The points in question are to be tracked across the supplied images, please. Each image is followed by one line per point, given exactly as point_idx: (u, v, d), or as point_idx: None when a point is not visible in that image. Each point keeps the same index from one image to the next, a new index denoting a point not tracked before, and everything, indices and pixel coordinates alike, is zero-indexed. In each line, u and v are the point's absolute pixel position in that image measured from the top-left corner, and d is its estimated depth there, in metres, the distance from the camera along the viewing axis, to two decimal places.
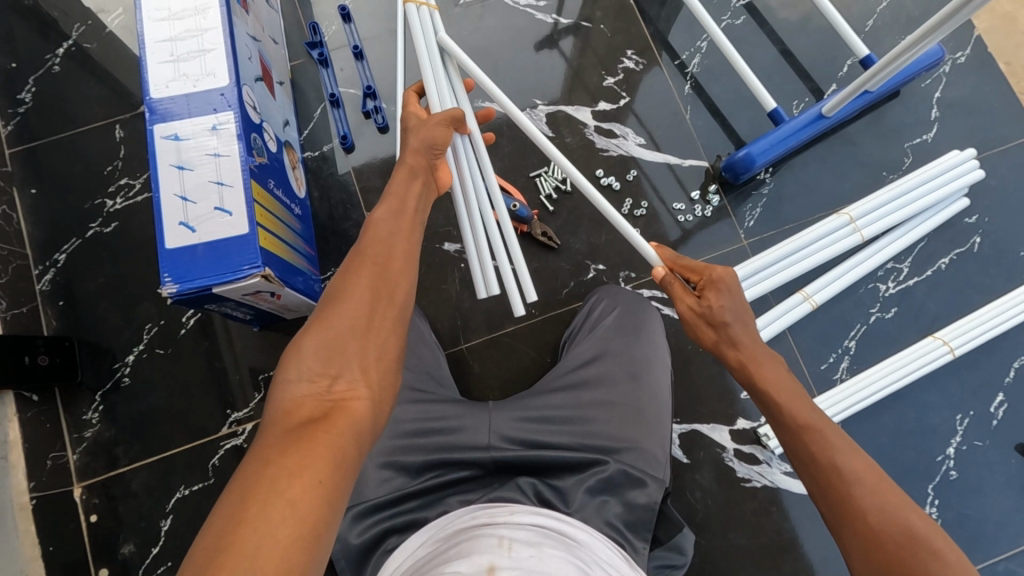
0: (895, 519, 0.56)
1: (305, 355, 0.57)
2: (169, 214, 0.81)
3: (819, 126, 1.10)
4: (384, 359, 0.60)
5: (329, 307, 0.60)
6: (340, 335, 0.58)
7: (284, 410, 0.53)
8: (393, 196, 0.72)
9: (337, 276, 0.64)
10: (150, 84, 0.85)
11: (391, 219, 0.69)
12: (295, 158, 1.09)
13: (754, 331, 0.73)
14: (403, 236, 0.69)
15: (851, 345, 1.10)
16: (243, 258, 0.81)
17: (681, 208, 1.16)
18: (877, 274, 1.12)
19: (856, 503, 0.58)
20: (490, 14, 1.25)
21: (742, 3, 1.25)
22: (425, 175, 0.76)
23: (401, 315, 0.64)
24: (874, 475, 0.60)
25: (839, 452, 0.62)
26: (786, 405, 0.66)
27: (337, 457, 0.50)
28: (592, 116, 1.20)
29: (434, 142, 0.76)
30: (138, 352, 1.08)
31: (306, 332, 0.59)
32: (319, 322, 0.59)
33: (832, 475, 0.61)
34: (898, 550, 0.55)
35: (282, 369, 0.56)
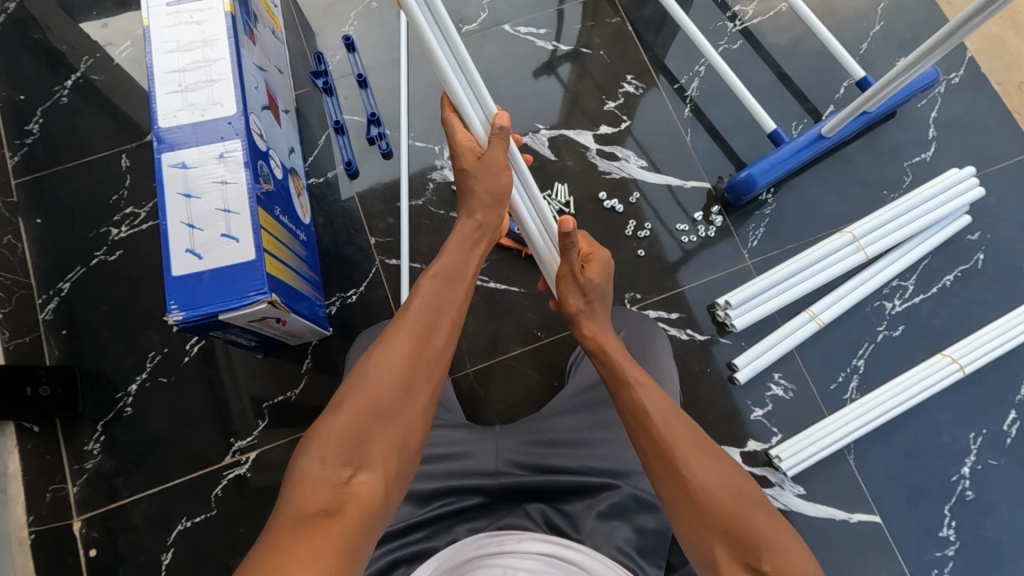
0: (677, 437, 0.64)
1: (332, 439, 0.58)
2: (177, 242, 0.81)
3: (818, 146, 1.11)
4: (404, 453, 0.62)
5: (365, 383, 0.63)
6: (370, 420, 0.61)
7: (300, 493, 0.54)
8: (442, 266, 0.76)
9: (378, 343, 0.67)
10: (159, 114, 0.86)
11: (434, 296, 0.72)
12: (300, 185, 1.09)
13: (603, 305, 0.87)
14: (447, 313, 0.72)
15: (859, 363, 1.09)
16: (249, 284, 0.81)
17: (684, 229, 1.16)
18: (883, 292, 1.12)
19: (654, 432, 0.65)
20: (491, 42, 1.27)
21: (738, 29, 1.28)
22: (487, 233, 0.82)
23: (430, 404, 0.66)
24: (670, 413, 0.67)
25: (644, 391, 0.70)
26: (626, 365, 0.75)
27: (345, 553, 0.51)
28: (594, 139, 1.21)
29: (499, 191, 0.81)
30: (142, 381, 1.07)
31: (336, 414, 0.60)
32: (349, 404, 0.61)
33: (637, 408, 0.68)
34: (681, 463, 0.61)
35: (305, 449, 0.58)
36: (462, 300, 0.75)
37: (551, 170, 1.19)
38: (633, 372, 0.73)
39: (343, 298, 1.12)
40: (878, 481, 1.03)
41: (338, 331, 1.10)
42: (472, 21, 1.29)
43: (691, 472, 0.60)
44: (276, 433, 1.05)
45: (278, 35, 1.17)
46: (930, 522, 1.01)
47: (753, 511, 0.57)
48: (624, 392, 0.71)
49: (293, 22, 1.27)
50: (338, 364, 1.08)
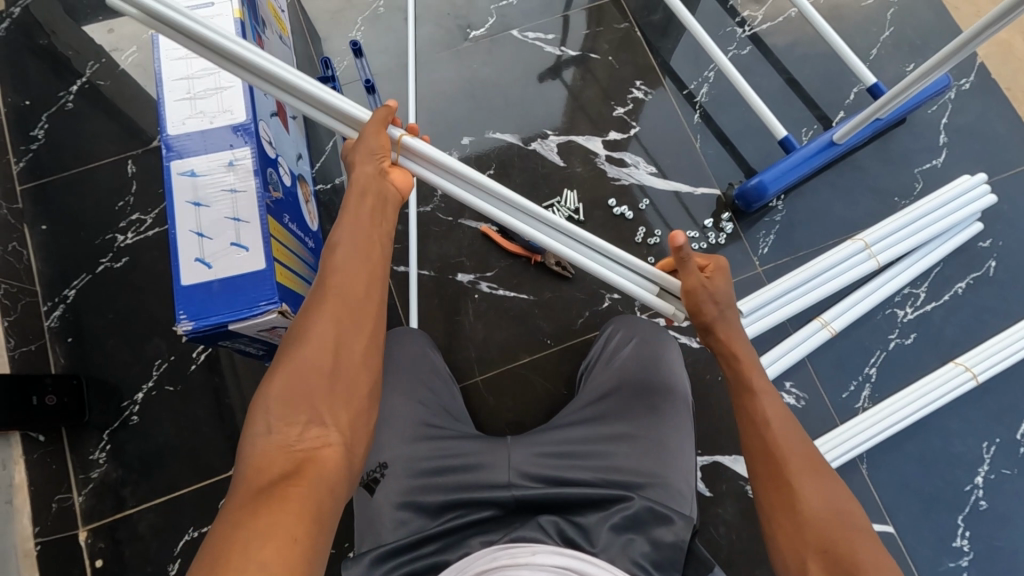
0: (793, 452, 0.63)
1: (274, 404, 0.55)
2: (185, 251, 0.81)
3: (829, 153, 1.10)
4: (351, 406, 0.58)
5: (295, 342, 0.58)
6: (312, 377, 0.57)
7: (254, 463, 0.52)
8: (354, 210, 0.67)
9: (306, 299, 0.62)
10: (167, 122, 0.86)
11: (351, 241, 0.65)
12: (308, 192, 1.09)
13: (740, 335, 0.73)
14: (371, 249, 0.66)
15: (871, 372, 1.08)
16: (259, 294, 0.80)
17: (694, 236, 1.15)
18: (894, 299, 1.11)
19: (769, 442, 0.64)
20: (500, 47, 1.27)
21: (747, 35, 1.27)
22: (378, 181, 0.70)
23: (369, 350, 0.61)
24: (792, 429, 0.65)
25: (765, 397, 0.68)
26: (755, 374, 0.70)
27: (312, 514, 0.49)
28: (603, 145, 1.20)
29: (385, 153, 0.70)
30: (148, 389, 1.06)
31: (269, 385, 0.56)
32: (282, 371, 0.56)
33: (756, 416, 0.66)
34: (792, 476, 0.61)
35: (247, 424, 0.55)
36: (383, 237, 0.68)
37: (560, 176, 1.18)
38: (757, 376, 0.69)
39: None
40: (890, 490, 1.02)
41: None
42: (480, 26, 1.28)
43: (797, 486, 0.60)
44: None
45: (286, 41, 1.17)
46: (944, 532, 1.00)
47: (859, 537, 0.56)
48: (743, 395, 0.69)
49: (300, 27, 1.26)
50: None
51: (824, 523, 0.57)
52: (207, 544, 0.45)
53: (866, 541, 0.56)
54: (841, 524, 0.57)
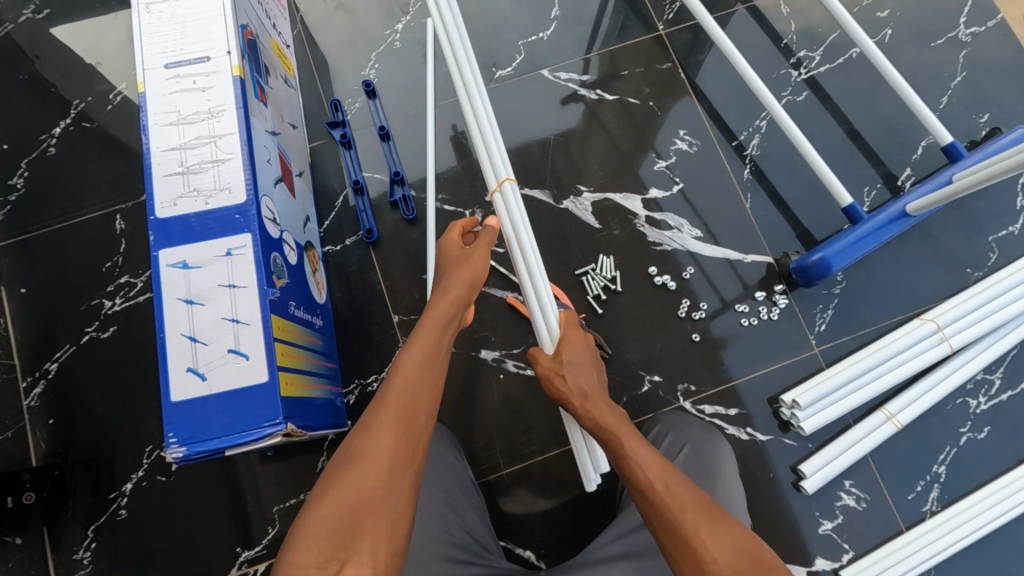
0: (686, 505, 0.57)
1: (318, 534, 0.47)
2: (176, 359, 0.70)
3: (901, 225, 0.97)
4: (394, 549, 0.50)
5: (348, 461, 0.52)
6: (359, 507, 0.50)
7: None
8: (424, 339, 0.63)
9: (359, 422, 0.56)
10: (156, 201, 0.74)
11: (420, 366, 0.61)
12: (316, 259, 0.97)
13: (595, 379, 0.73)
14: (434, 381, 0.61)
15: (940, 471, 0.97)
16: (261, 412, 0.69)
17: (744, 311, 1.03)
18: (966, 387, 1.00)
19: (662, 511, 0.57)
20: (528, 89, 1.14)
21: (803, 78, 1.14)
22: (457, 310, 0.69)
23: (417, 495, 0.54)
24: (666, 473, 0.60)
25: (643, 460, 0.62)
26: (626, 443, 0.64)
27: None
28: (643, 204, 1.08)
29: (476, 281, 0.71)
30: (138, 479, 0.95)
31: (317, 506, 0.49)
32: (335, 490, 0.50)
33: (641, 484, 0.60)
34: (694, 541, 0.54)
35: (282, 554, 0.46)
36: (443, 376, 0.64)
37: (595, 239, 1.06)
38: (625, 430, 0.66)
39: (363, 386, 0.99)
40: None
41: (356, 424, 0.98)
42: (507, 64, 1.16)
43: (700, 541, 0.54)
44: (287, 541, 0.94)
45: (291, 82, 1.05)
46: None
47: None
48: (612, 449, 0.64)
49: (306, 62, 1.14)
50: None
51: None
52: None
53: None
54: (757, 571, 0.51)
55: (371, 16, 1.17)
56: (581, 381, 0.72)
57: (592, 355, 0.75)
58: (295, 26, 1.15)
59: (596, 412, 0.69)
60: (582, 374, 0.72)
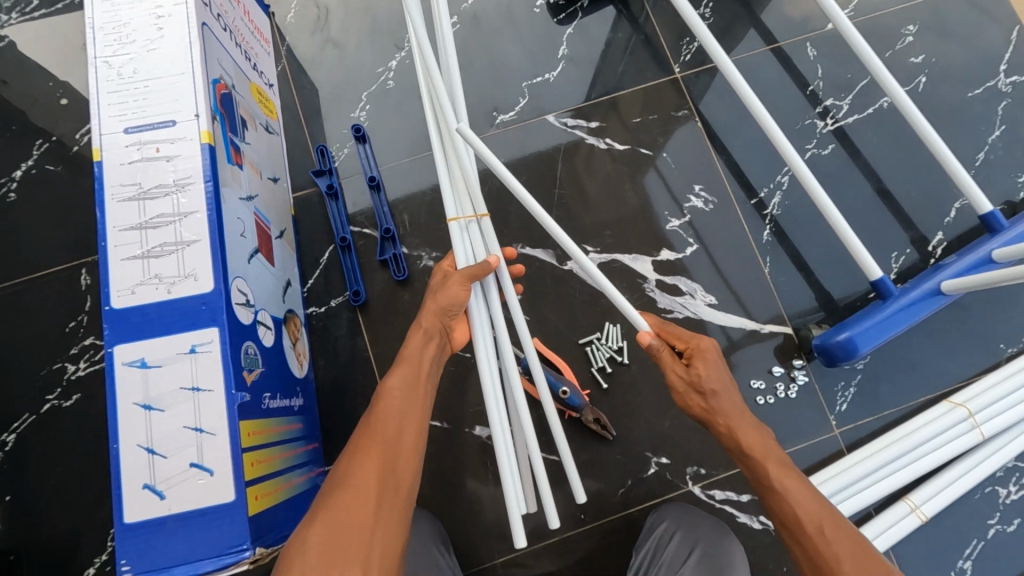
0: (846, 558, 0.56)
1: (310, 550, 0.53)
2: (132, 473, 0.62)
3: (934, 303, 0.90)
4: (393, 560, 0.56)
5: (335, 493, 0.58)
6: (343, 522, 0.56)
7: None
8: (407, 364, 0.70)
9: (342, 459, 0.62)
10: (112, 289, 0.66)
11: (402, 398, 0.66)
12: (297, 328, 0.89)
13: (733, 394, 0.69)
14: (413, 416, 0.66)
15: (967, 566, 0.91)
16: (226, 536, 0.62)
17: (760, 387, 0.96)
18: (996, 475, 0.93)
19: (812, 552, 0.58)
20: (531, 135, 1.06)
21: (830, 129, 1.06)
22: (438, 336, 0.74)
23: (411, 502, 0.61)
24: (824, 512, 0.60)
25: (798, 498, 0.61)
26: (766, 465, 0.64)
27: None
28: (653, 267, 1.00)
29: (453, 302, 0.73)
30: (100, 565, 0.88)
31: (313, 528, 0.55)
32: (323, 518, 0.56)
33: (791, 520, 0.60)
34: None
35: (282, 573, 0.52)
36: (427, 401, 0.69)
37: (601, 304, 0.98)
38: (772, 464, 0.63)
39: None
40: None
41: None
42: (509, 108, 1.07)
43: None
44: None
45: (273, 130, 0.96)
46: None
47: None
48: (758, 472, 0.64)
49: (293, 104, 1.06)
50: None
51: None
52: None
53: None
54: None
55: (363, 53, 1.09)
56: (720, 386, 0.69)
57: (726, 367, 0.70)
58: (281, 63, 1.07)
59: (748, 440, 0.66)
60: (725, 383, 0.69)
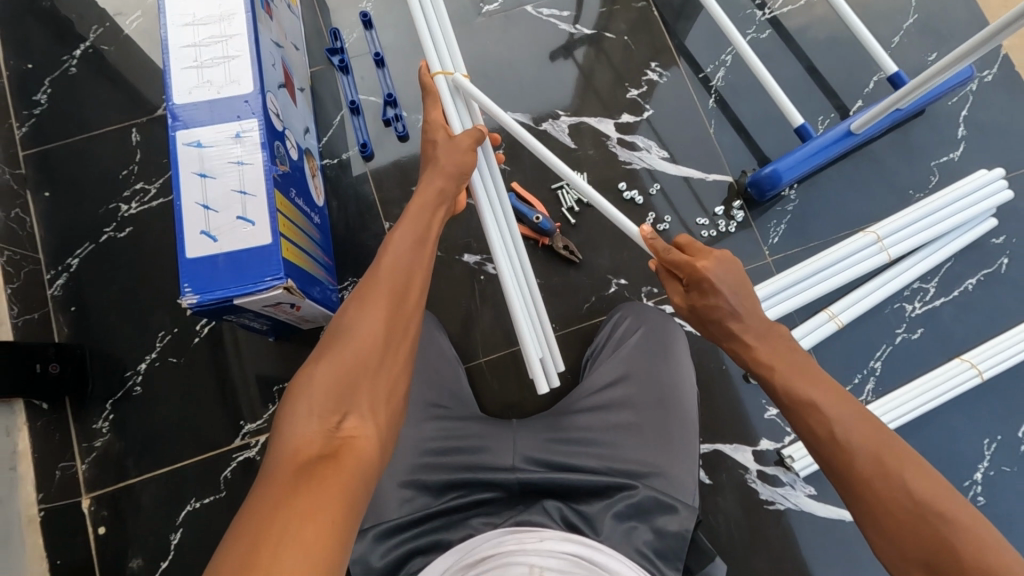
0: (869, 452, 0.56)
1: (316, 390, 0.56)
2: (191, 223, 0.79)
3: (846, 143, 1.09)
4: (392, 399, 0.61)
5: (341, 338, 0.61)
6: (352, 367, 0.59)
7: (289, 442, 0.52)
8: (411, 222, 0.74)
9: (348, 307, 0.64)
10: (174, 90, 0.84)
11: (406, 253, 0.70)
12: (315, 167, 1.07)
13: (747, 307, 0.71)
14: (419, 271, 0.70)
15: (876, 366, 1.08)
16: (265, 269, 0.79)
17: (703, 224, 1.15)
18: (903, 294, 1.11)
19: (837, 465, 0.57)
20: (512, 24, 1.25)
21: (767, 18, 1.24)
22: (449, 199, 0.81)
23: (410, 354, 0.65)
24: (851, 409, 0.60)
25: (820, 401, 0.61)
26: (783, 382, 0.65)
27: (348, 496, 0.49)
28: (615, 128, 1.20)
29: (463, 165, 0.83)
30: (151, 361, 1.06)
31: (319, 365, 0.58)
32: (328, 358, 0.59)
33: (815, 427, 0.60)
34: (869, 486, 0.55)
35: (290, 404, 0.55)
36: (429, 259, 0.73)
37: (570, 158, 1.18)
38: (786, 369, 0.66)
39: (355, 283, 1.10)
40: None
41: None
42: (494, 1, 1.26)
43: (879, 490, 0.54)
44: None
45: (294, 10, 1.14)
46: None
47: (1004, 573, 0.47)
48: (772, 380, 0.66)
49: None
50: None
51: (959, 560, 0.49)
52: (246, 510, 0.45)
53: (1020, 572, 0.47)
54: (934, 506, 0.52)
55: None
56: (729, 301, 0.70)
57: (739, 284, 0.71)
58: None
59: (759, 354, 0.69)
60: (734, 295, 0.70)
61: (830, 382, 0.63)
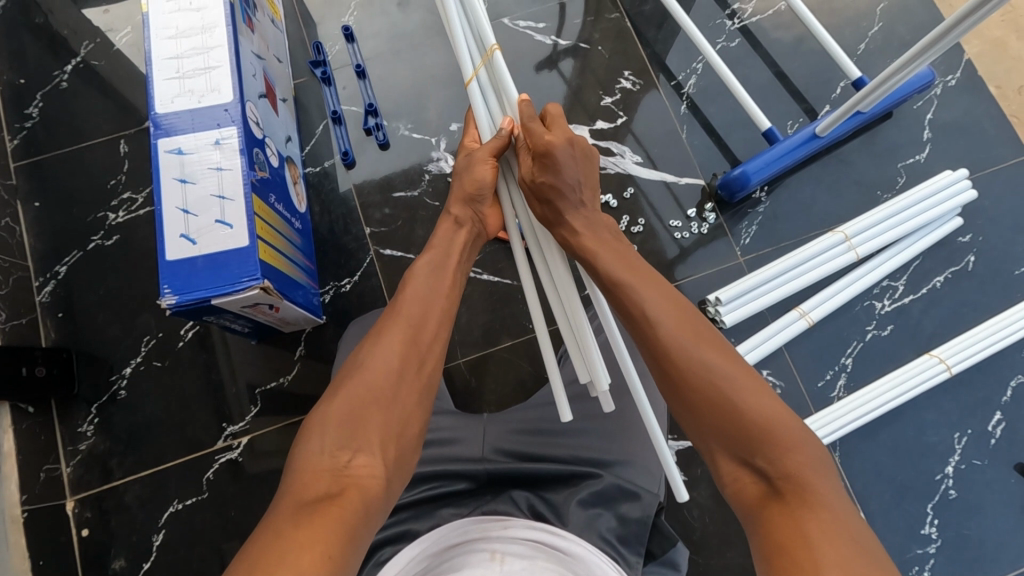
0: (681, 330, 0.61)
1: (331, 423, 0.58)
2: (171, 227, 0.82)
3: (813, 145, 1.13)
4: (404, 432, 0.62)
5: (358, 370, 0.62)
6: (367, 402, 0.60)
7: (301, 476, 0.54)
8: (435, 254, 0.75)
9: (369, 338, 0.66)
10: (156, 100, 0.87)
11: (426, 285, 0.71)
12: (297, 174, 1.10)
13: (580, 194, 0.75)
14: (439, 301, 0.71)
15: (847, 362, 1.10)
16: (242, 270, 0.82)
17: (677, 226, 1.18)
18: (873, 292, 1.13)
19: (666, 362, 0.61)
20: (490, 35, 1.29)
21: (737, 27, 1.28)
22: (472, 221, 0.81)
23: (427, 387, 0.66)
24: (670, 299, 0.65)
25: (640, 287, 0.66)
26: (604, 266, 0.70)
27: (348, 532, 0.51)
28: (590, 134, 1.23)
29: (478, 183, 0.78)
30: (136, 364, 1.08)
31: (335, 399, 0.60)
32: (343, 391, 0.61)
33: (636, 310, 0.65)
34: (678, 361, 0.59)
35: (306, 436, 0.58)
36: (451, 290, 0.73)
37: None
38: (608, 260, 0.71)
39: (337, 287, 1.13)
40: (865, 476, 1.05)
41: (331, 319, 1.11)
42: None
43: (687, 364, 0.59)
44: (268, 419, 1.06)
45: (278, 24, 1.18)
46: (913, 520, 1.02)
47: (784, 432, 0.54)
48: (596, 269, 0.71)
49: (293, 12, 1.27)
50: (331, 351, 1.09)
51: (744, 417, 0.55)
52: (252, 545, 0.48)
53: (783, 418, 0.55)
54: (736, 375, 0.58)
55: None
56: (566, 177, 0.74)
57: (576, 172, 0.75)
58: None
59: (589, 244, 0.73)
60: (572, 176, 0.74)
61: (653, 274, 0.69)
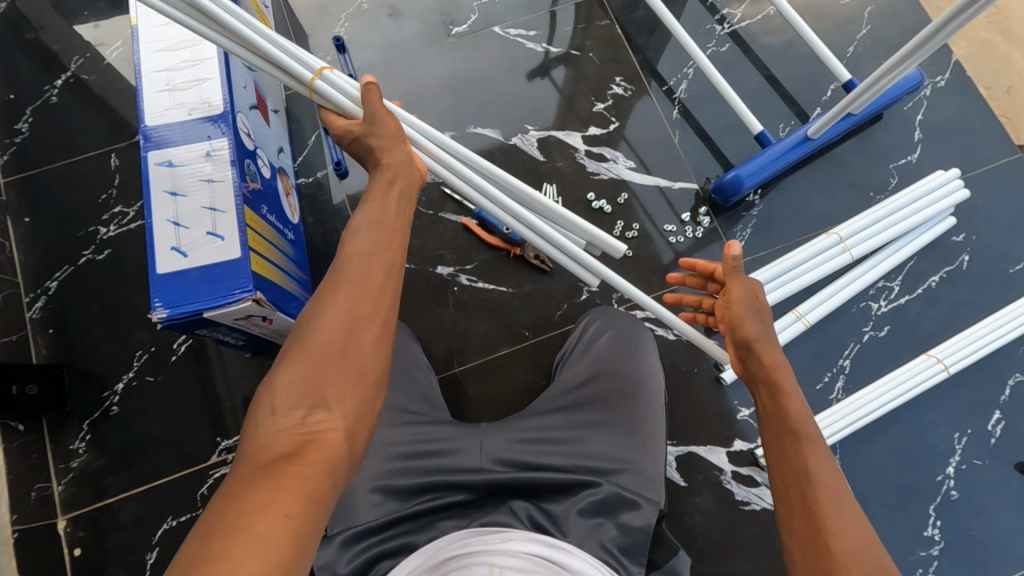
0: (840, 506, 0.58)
1: (281, 386, 0.55)
2: (162, 240, 0.81)
3: (805, 148, 1.13)
4: (362, 386, 0.58)
5: (305, 331, 0.59)
6: (318, 362, 0.57)
7: (258, 442, 0.52)
8: (372, 205, 0.67)
9: (315, 298, 0.61)
10: (146, 112, 0.87)
11: (370, 237, 0.65)
12: (289, 185, 1.10)
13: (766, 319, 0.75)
14: (387, 250, 0.65)
15: (845, 364, 1.10)
16: (234, 282, 0.81)
17: (672, 230, 1.18)
18: (869, 293, 1.13)
19: (788, 458, 0.62)
20: (481, 44, 1.30)
21: (727, 31, 1.29)
22: (404, 170, 0.71)
23: (383, 335, 0.61)
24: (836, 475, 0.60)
25: (814, 447, 0.62)
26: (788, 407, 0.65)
27: (313, 489, 0.49)
28: (583, 140, 1.23)
29: (393, 141, 0.70)
30: (129, 380, 1.07)
31: (285, 363, 0.57)
32: (295, 355, 0.57)
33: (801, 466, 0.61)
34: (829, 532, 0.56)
35: (259, 404, 0.55)
36: (401, 244, 0.67)
37: (540, 170, 1.22)
38: (795, 410, 0.65)
39: None
40: (867, 478, 1.04)
41: None
42: (463, 22, 1.31)
43: (834, 536, 0.56)
44: None
45: None
46: (916, 523, 1.02)
47: None
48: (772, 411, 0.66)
49: (284, 24, 1.27)
50: None
51: None
52: (210, 509, 0.46)
53: None
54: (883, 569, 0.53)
55: None
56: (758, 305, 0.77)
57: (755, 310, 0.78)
58: None
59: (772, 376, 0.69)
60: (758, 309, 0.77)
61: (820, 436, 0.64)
